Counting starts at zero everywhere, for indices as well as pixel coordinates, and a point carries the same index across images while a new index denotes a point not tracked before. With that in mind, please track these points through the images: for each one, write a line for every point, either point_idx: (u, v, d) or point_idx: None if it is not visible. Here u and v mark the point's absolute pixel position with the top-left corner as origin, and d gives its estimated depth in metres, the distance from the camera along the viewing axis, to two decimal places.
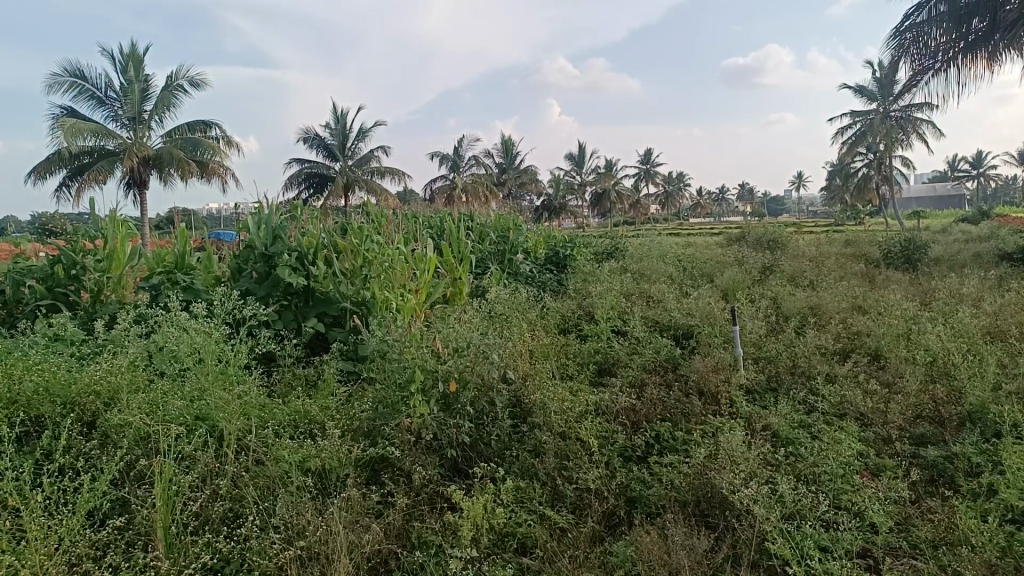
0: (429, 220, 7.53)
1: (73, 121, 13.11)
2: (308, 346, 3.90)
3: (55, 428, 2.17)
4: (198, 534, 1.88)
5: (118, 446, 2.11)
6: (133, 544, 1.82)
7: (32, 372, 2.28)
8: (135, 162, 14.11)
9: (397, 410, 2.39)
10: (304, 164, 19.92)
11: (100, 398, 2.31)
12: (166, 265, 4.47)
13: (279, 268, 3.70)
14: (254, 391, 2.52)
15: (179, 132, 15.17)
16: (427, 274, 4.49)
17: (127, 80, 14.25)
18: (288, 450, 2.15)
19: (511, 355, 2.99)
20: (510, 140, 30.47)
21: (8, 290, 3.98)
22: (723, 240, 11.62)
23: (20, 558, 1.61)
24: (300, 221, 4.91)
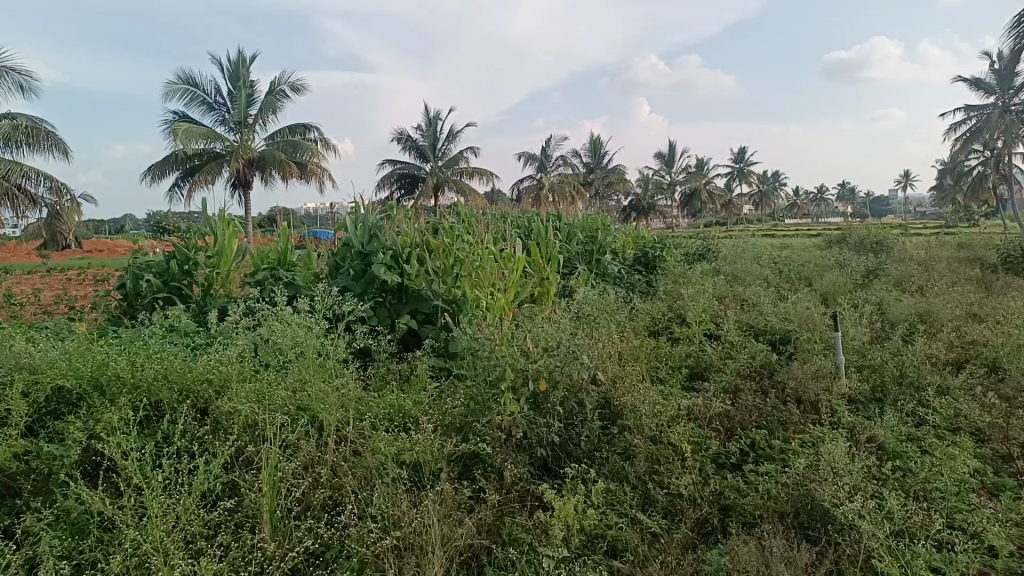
0: (517, 220, 7.58)
1: (186, 126, 13.98)
2: (401, 342, 4.01)
3: (172, 412, 2.32)
4: (301, 519, 1.97)
5: (228, 433, 2.24)
6: (241, 525, 1.92)
7: (153, 360, 2.44)
8: (240, 164, 14.90)
9: (489, 407, 2.43)
10: (397, 164, 20.47)
11: (212, 386, 2.45)
12: (269, 262, 4.70)
13: (374, 265, 3.82)
14: (351, 383, 2.62)
15: (281, 135, 15.90)
16: (516, 274, 4.52)
17: (235, 85, 15.06)
18: (384, 442, 2.21)
19: (601, 356, 2.98)
20: (598, 139, 30.27)
21: (129, 282, 4.28)
22: (822, 242, 11.12)
23: (143, 533, 1.73)
24: (394, 221, 5.05)
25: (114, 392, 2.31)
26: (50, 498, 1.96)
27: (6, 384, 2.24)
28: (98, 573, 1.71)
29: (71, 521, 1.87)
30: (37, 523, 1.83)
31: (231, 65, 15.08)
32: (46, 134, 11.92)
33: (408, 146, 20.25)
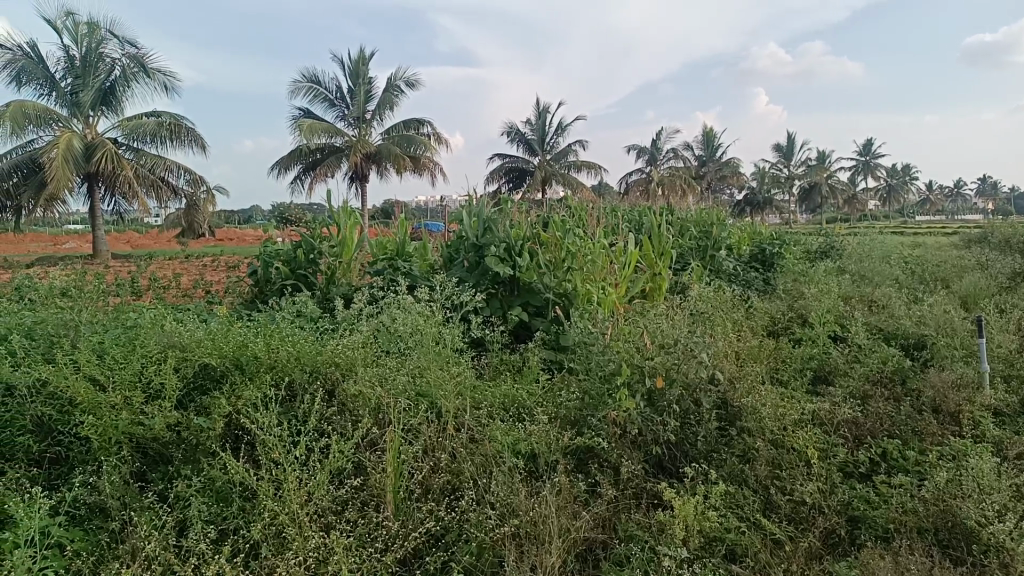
0: (628, 214, 7.48)
1: (309, 122, 14.74)
2: (513, 333, 4.05)
3: (303, 392, 2.46)
4: (422, 501, 2.05)
5: (354, 414, 2.35)
6: (367, 503, 2.00)
7: (287, 343, 2.59)
8: (358, 158, 15.54)
9: (603, 403, 2.43)
10: (506, 158, 20.73)
11: (339, 369, 2.57)
12: (387, 252, 4.89)
13: (488, 258, 3.89)
14: (468, 372, 2.68)
15: (396, 130, 16.43)
16: (629, 269, 4.49)
17: (355, 82, 15.69)
18: (501, 431, 2.25)
19: (718, 355, 2.90)
20: (712, 131, 29.36)
21: (260, 269, 4.58)
22: (960, 241, 10.31)
23: (281, 504, 1.85)
24: (508, 214, 5.11)
25: (253, 370, 2.48)
26: (198, 466, 2.13)
27: (160, 360, 2.44)
28: (240, 539, 1.85)
29: (216, 489, 2.02)
30: (187, 488, 1.99)
31: (352, 63, 15.72)
32: (188, 131, 12.85)
33: (518, 140, 20.45)
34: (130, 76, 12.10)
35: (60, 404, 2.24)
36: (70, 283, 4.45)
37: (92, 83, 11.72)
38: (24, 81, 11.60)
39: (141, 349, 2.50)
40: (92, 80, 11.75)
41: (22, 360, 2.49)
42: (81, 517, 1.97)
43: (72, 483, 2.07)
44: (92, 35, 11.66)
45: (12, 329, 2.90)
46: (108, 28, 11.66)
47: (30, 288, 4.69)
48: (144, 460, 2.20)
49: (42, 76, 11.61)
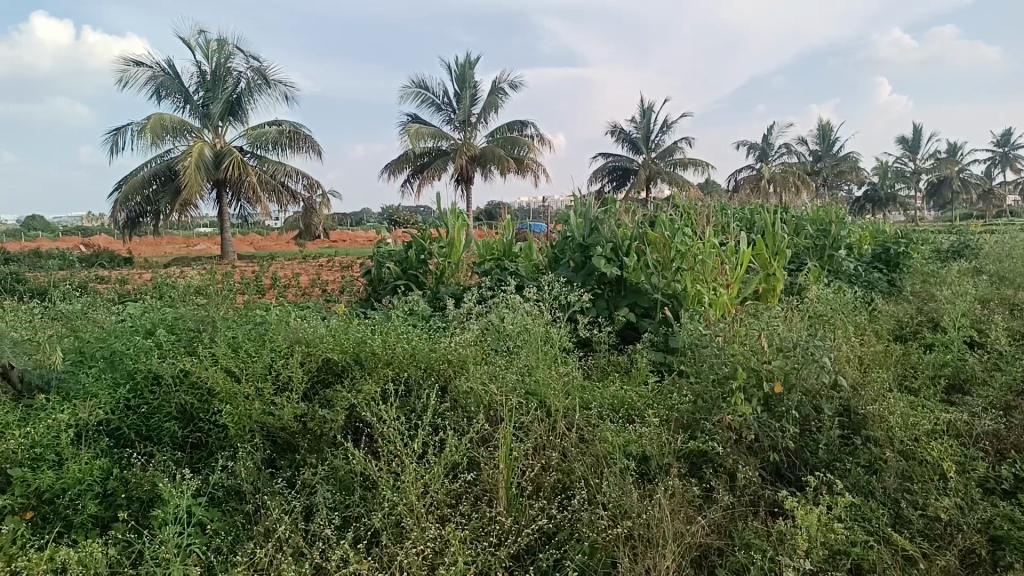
0: (739, 212, 7.24)
1: (417, 126, 15.21)
2: (620, 334, 4.01)
3: (418, 388, 2.54)
4: (534, 498, 2.07)
5: (467, 410, 2.41)
6: (480, 498, 2.05)
7: (402, 341, 2.68)
8: (463, 161, 15.86)
9: (717, 406, 2.36)
10: (609, 157, 20.57)
11: (451, 366, 2.63)
12: (493, 253, 4.97)
13: (595, 258, 3.88)
14: (577, 373, 2.68)
15: (500, 132, 16.64)
16: (740, 270, 4.35)
17: (462, 86, 16.02)
18: (612, 432, 2.24)
19: (840, 359, 2.76)
20: (828, 125, 27.93)
21: (374, 269, 4.77)
22: None
23: (400, 494, 1.92)
24: (614, 214, 5.07)
25: (371, 366, 2.58)
26: (322, 455, 2.24)
27: (288, 355, 2.60)
28: (362, 527, 1.93)
29: (339, 478, 2.12)
30: (313, 476, 2.11)
31: (458, 67, 16.06)
32: (305, 138, 13.55)
33: (623, 140, 20.24)
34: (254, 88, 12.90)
35: (200, 394, 2.43)
36: (204, 281, 4.81)
37: (221, 95, 12.59)
38: (162, 96, 12.63)
39: (270, 344, 2.67)
40: (220, 93, 12.62)
41: (168, 352, 2.72)
42: (219, 498, 2.11)
43: (211, 467, 2.23)
44: (221, 50, 12.55)
45: (159, 324, 3.17)
46: (235, 43, 12.51)
47: (170, 287, 5.11)
48: (274, 447, 2.34)
49: (178, 91, 12.58)
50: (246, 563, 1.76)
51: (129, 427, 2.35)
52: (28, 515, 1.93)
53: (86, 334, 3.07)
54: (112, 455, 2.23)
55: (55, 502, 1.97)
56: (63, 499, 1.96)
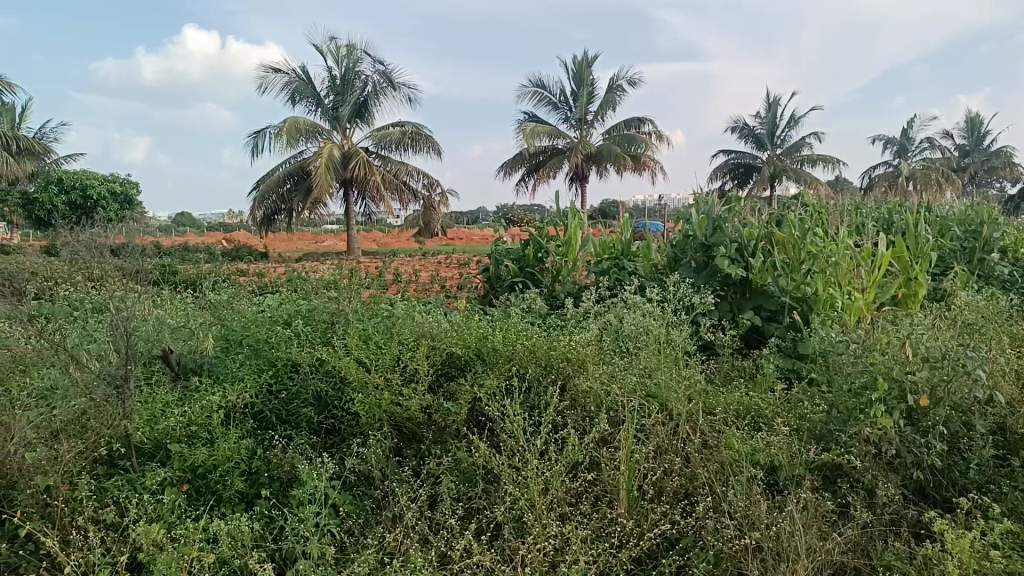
0: (876, 211, 6.79)
1: (534, 125, 15.37)
2: (744, 338, 3.86)
3: (538, 385, 2.54)
4: (656, 502, 2.04)
5: (587, 410, 2.40)
6: (601, 498, 2.04)
7: (523, 338, 2.70)
8: (579, 159, 15.83)
9: (854, 417, 2.23)
10: (731, 154, 19.90)
11: (571, 364, 2.60)
12: (611, 252, 4.91)
13: (718, 258, 3.75)
14: (700, 376, 2.61)
15: (617, 129, 16.47)
16: (878, 273, 4.07)
17: (579, 84, 15.99)
18: (738, 438, 2.16)
19: (995, 373, 2.53)
20: (978, 117, 25.66)
21: (492, 267, 4.86)
22: None
23: (522, 490, 1.95)
24: (738, 213, 4.89)
25: (493, 362, 2.62)
26: (447, 447, 2.30)
27: (414, 348, 2.69)
28: (485, 519, 1.98)
29: (462, 470, 2.17)
30: (437, 467, 2.17)
31: (576, 66, 16.03)
32: (426, 138, 13.98)
33: (746, 136, 19.51)
34: (381, 91, 13.45)
35: (334, 382, 2.57)
36: (334, 276, 5.07)
37: (350, 99, 13.22)
38: (297, 100, 13.42)
39: (397, 338, 2.78)
40: (350, 96, 13.26)
41: (304, 342, 2.89)
42: (352, 483, 2.22)
43: (344, 452, 2.35)
44: (350, 55, 13.19)
45: (295, 316, 3.38)
46: (363, 47, 13.10)
47: (303, 280, 5.44)
48: (401, 436, 2.43)
49: (311, 95, 13.32)
50: (377, 546, 1.85)
51: (270, 411, 2.52)
52: (185, 487, 2.11)
53: (232, 323, 3.32)
54: (256, 436, 2.40)
55: (207, 476, 2.15)
56: (214, 476, 2.12)
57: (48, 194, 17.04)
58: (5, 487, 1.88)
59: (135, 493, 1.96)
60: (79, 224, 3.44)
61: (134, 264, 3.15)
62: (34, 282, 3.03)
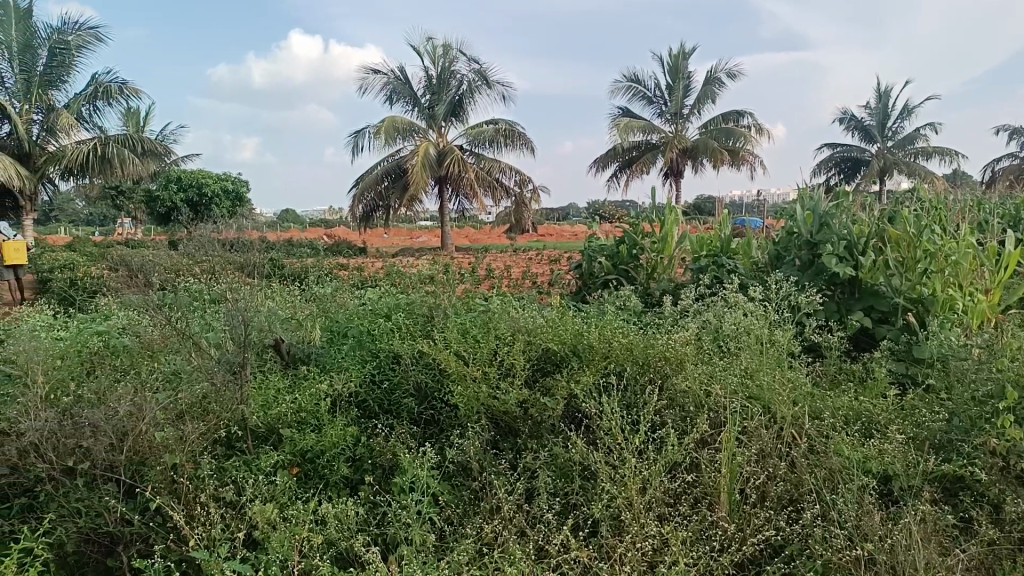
0: (1001, 207, 6.31)
1: (627, 120, 15.18)
2: (852, 340, 3.67)
3: (635, 383, 2.51)
4: (759, 507, 1.98)
5: (685, 410, 2.35)
6: (701, 500, 2.00)
7: (620, 335, 2.66)
8: (674, 154, 15.51)
9: (978, 427, 2.08)
10: (837, 148, 18.98)
11: (669, 363, 2.54)
12: (709, 248, 4.79)
13: (824, 256, 3.59)
14: (806, 379, 2.51)
15: (715, 123, 16.01)
16: (1005, 273, 3.77)
17: (675, 77, 15.65)
18: (849, 445, 2.06)
19: None
20: None
21: (585, 264, 4.84)
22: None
23: (619, 488, 1.94)
24: (847, 209, 4.65)
25: (588, 358, 2.60)
26: (543, 442, 2.31)
27: (511, 343, 2.71)
28: (582, 515, 1.98)
29: (559, 465, 2.17)
30: (534, 461, 2.19)
31: (672, 59, 15.71)
32: (519, 135, 14.04)
33: (854, 128, 18.56)
34: (475, 89, 13.61)
35: (433, 374, 2.63)
36: (430, 270, 5.20)
37: (445, 98, 13.47)
38: (395, 100, 13.80)
39: (494, 332, 2.83)
40: (445, 95, 13.51)
41: (405, 335, 2.98)
42: (451, 473, 2.27)
43: (443, 443, 2.41)
44: (446, 54, 13.42)
45: (395, 309, 3.49)
46: (459, 47, 13.29)
47: (401, 274, 5.60)
48: (497, 429, 2.45)
49: (408, 95, 13.66)
50: (475, 536, 1.88)
51: (373, 400, 2.62)
52: (295, 471, 2.22)
53: (337, 315, 3.46)
54: (360, 425, 2.49)
55: (316, 461, 2.25)
56: (322, 460, 2.22)
57: (170, 193, 18.35)
58: (138, 463, 1.97)
59: (251, 474, 2.08)
60: (199, 220, 3.68)
61: (249, 259, 3.34)
62: (160, 273, 3.27)
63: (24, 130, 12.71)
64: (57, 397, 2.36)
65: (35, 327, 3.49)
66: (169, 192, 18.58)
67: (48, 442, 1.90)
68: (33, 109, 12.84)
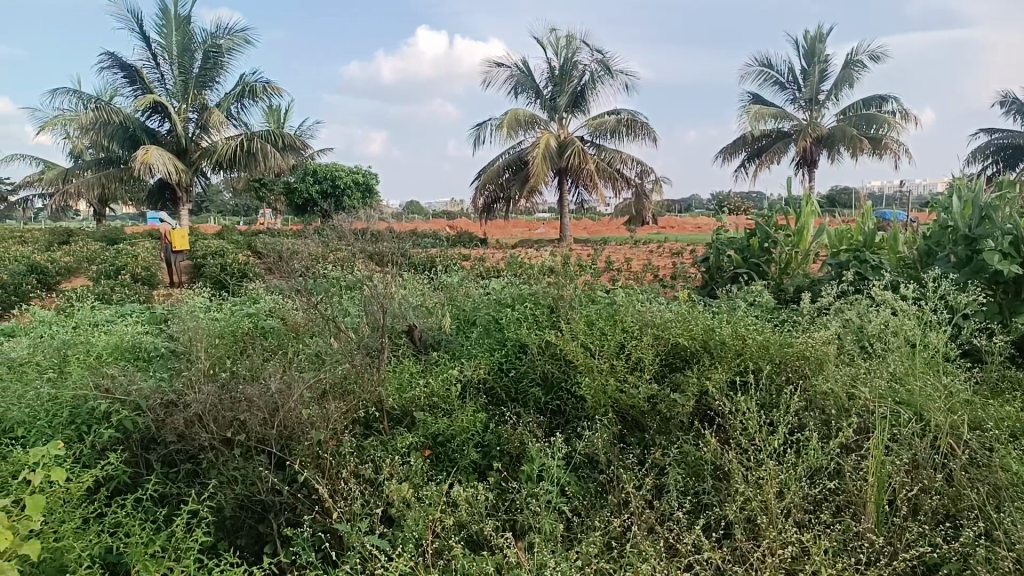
0: None
1: (757, 108, 14.53)
2: (1017, 345, 3.33)
3: (770, 383, 2.40)
4: (910, 521, 1.85)
5: (824, 412, 2.24)
6: (846, 509, 1.89)
7: (755, 332, 2.55)
8: (808, 142, 14.68)
9: None
10: (995, 134, 17.30)
11: (809, 363, 2.41)
12: (849, 243, 4.50)
13: (985, 253, 3.28)
14: (965, 386, 2.30)
15: (854, 109, 15.03)
16: None
17: (811, 61, 14.82)
18: (1019, 460, 1.88)
19: None
20: None
21: (713, 257, 4.68)
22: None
23: (755, 491, 1.86)
24: (1011, 201, 4.22)
25: (719, 354, 2.51)
26: (672, 438, 2.26)
27: (639, 337, 2.66)
28: (715, 515, 1.92)
29: (689, 463, 2.12)
30: (663, 458, 2.14)
31: (808, 42, 14.87)
32: (642, 125, 13.73)
33: (1016, 112, 16.86)
34: (598, 79, 13.47)
35: (560, 365, 2.64)
36: (552, 262, 5.22)
37: (567, 88, 13.43)
38: (518, 92, 13.93)
39: (621, 326, 2.79)
40: (567, 86, 13.47)
41: (531, 326, 3.00)
42: (577, 464, 2.27)
43: (569, 434, 2.42)
44: (569, 45, 13.38)
45: (519, 299, 3.52)
46: (582, 37, 13.22)
47: (524, 265, 5.64)
48: (624, 423, 2.42)
49: (531, 87, 13.75)
50: (603, 530, 1.86)
51: (501, 388, 2.67)
52: (428, 453, 2.31)
53: (465, 305, 3.54)
54: (488, 412, 2.55)
55: (447, 445, 2.33)
56: (452, 444, 2.29)
57: (306, 185, 19.48)
58: (286, 438, 2.10)
59: (388, 454, 2.18)
60: (337, 209, 3.88)
61: (383, 248, 3.47)
62: (303, 261, 3.48)
63: (182, 128, 13.91)
64: (216, 372, 2.57)
65: (195, 308, 3.81)
66: (306, 184, 19.72)
67: (210, 413, 2.07)
68: (188, 107, 14.04)
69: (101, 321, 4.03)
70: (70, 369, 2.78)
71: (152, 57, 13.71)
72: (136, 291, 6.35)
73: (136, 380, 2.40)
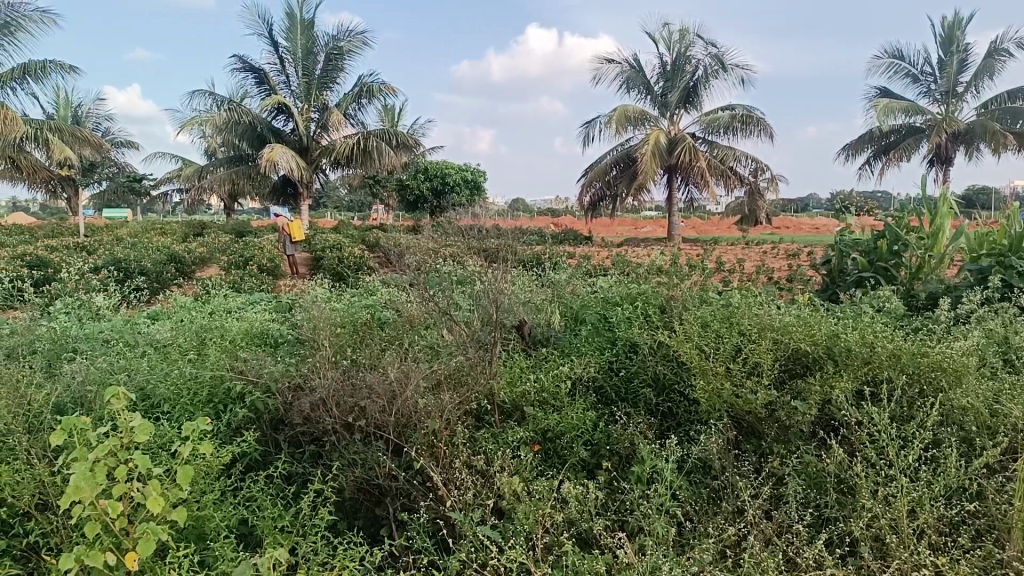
0: None
1: (886, 101, 13.65)
2: None
3: (899, 393, 2.26)
4: None
5: (963, 428, 2.08)
6: (987, 533, 1.75)
7: (884, 339, 2.40)
8: (943, 138, 13.64)
9: None
10: None
11: (946, 375, 2.24)
12: (991, 247, 4.15)
13: None
14: None
15: (997, 102, 13.84)
16: None
17: (948, 51, 13.76)
18: None
19: None
20: None
21: (835, 259, 4.43)
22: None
23: (884, 507, 1.76)
24: None
25: (844, 362, 2.38)
26: (790, 447, 2.17)
27: (757, 340, 2.57)
28: (838, 529, 1.83)
29: (810, 474, 2.02)
30: (782, 467, 2.06)
31: (946, 30, 13.82)
32: (758, 121, 13.21)
33: None
34: (712, 74, 13.07)
35: (672, 366, 2.59)
36: (662, 261, 5.11)
37: (679, 84, 13.11)
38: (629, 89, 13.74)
39: (737, 329, 2.70)
40: (680, 82, 13.15)
41: (642, 325, 2.95)
42: (690, 468, 2.22)
43: (682, 437, 2.37)
44: (682, 39, 13.07)
45: (629, 299, 3.47)
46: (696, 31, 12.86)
47: (633, 264, 5.55)
48: (740, 429, 2.34)
49: (642, 83, 13.53)
50: (717, 537, 1.82)
51: (611, 387, 2.65)
52: (537, 447, 2.32)
53: (575, 304, 3.52)
54: (599, 410, 2.53)
55: (556, 441, 2.34)
56: (562, 441, 2.30)
57: (418, 182, 20.04)
58: (403, 425, 2.17)
59: (499, 448, 2.21)
60: (451, 205, 3.95)
61: (494, 244, 3.52)
62: (418, 256, 3.58)
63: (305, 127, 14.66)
64: (337, 359, 2.69)
65: (317, 299, 4.01)
66: (418, 181, 20.27)
67: (333, 398, 2.18)
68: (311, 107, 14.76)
69: (233, 308, 4.31)
70: (207, 352, 2.99)
71: (279, 60, 14.52)
72: (262, 280, 6.74)
73: (267, 364, 2.56)
